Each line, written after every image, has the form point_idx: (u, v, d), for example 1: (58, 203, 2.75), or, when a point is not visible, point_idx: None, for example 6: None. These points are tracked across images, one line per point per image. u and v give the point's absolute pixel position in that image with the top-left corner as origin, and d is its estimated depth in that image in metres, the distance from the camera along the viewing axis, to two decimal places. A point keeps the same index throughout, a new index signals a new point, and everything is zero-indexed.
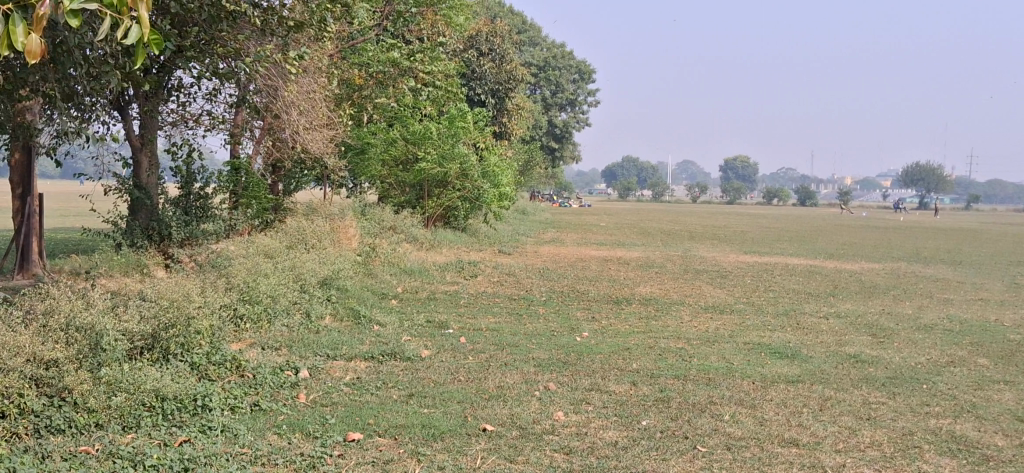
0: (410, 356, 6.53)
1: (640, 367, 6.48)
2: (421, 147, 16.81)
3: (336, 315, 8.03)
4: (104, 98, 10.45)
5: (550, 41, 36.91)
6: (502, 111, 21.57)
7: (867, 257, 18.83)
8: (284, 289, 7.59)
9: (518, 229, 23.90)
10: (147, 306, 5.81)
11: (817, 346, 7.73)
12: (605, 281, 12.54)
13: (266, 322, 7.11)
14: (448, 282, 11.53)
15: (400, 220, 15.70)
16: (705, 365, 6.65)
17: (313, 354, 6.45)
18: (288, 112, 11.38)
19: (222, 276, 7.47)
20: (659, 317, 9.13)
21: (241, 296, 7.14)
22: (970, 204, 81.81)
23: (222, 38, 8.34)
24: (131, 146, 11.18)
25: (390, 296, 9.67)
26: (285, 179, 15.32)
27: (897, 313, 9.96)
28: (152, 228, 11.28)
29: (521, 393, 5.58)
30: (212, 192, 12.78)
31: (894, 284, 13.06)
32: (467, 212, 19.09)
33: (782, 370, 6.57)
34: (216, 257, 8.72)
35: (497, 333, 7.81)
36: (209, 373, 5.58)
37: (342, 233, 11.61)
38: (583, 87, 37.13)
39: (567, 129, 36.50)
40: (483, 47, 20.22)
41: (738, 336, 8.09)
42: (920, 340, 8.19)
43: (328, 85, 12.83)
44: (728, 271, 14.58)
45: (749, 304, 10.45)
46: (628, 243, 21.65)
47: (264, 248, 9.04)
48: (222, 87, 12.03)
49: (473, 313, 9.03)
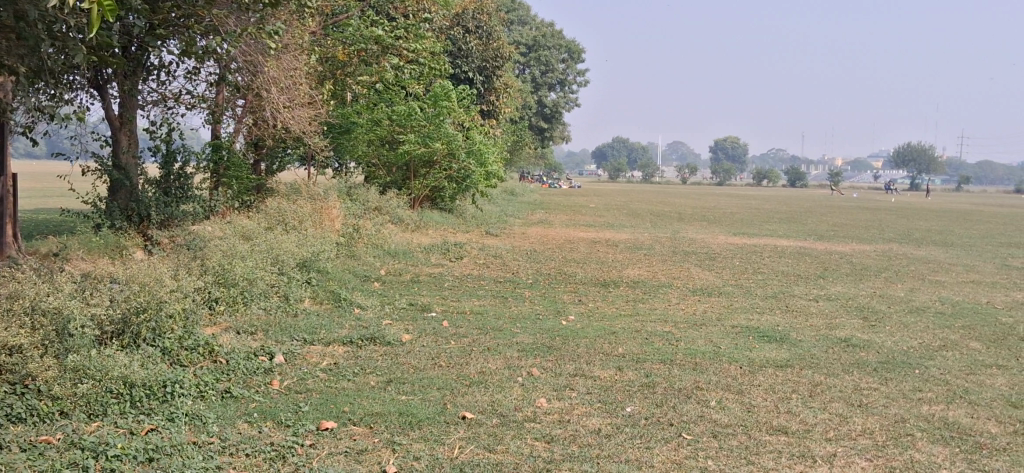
0: (390, 341, 6.37)
1: (625, 352, 6.32)
2: (407, 126, 16.59)
3: (315, 298, 7.86)
4: (81, 74, 10.17)
5: (539, 20, 36.61)
6: (489, 90, 21.34)
7: (857, 239, 18.73)
8: (262, 272, 7.41)
9: (506, 210, 23.73)
10: (117, 290, 5.57)
11: (806, 329, 7.59)
12: (592, 263, 12.39)
13: (242, 306, 6.93)
14: (433, 264, 11.35)
15: (385, 201, 15.51)
16: (692, 349, 6.50)
17: (289, 339, 6.27)
18: (269, 90, 11.15)
19: (198, 259, 7.27)
20: (646, 300, 8.98)
21: (216, 279, 6.95)
22: (960, 185, 81.89)
23: (195, 11, 8.09)
24: (109, 125, 10.91)
25: (372, 279, 9.49)
26: (268, 159, 15.09)
27: (888, 295, 9.84)
28: (131, 209, 11.02)
29: (503, 379, 5.42)
30: (193, 173, 12.54)
31: (885, 266, 12.94)
32: (454, 193, 18.91)
33: (771, 355, 6.43)
34: (192, 239, 8.51)
35: (480, 316, 7.65)
36: (181, 359, 5.36)
37: (325, 214, 11.41)
38: (572, 67, 36.84)
39: (557, 109, 36.25)
40: (470, 25, 19.95)
41: (726, 319, 7.95)
42: (911, 323, 8.07)
43: (310, 62, 12.60)
44: (718, 253, 14.45)
45: (739, 286, 10.31)
46: (617, 224, 21.50)
47: (243, 229, 8.85)
48: (203, 65, 11.78)
49: (457, 296, 8.87)
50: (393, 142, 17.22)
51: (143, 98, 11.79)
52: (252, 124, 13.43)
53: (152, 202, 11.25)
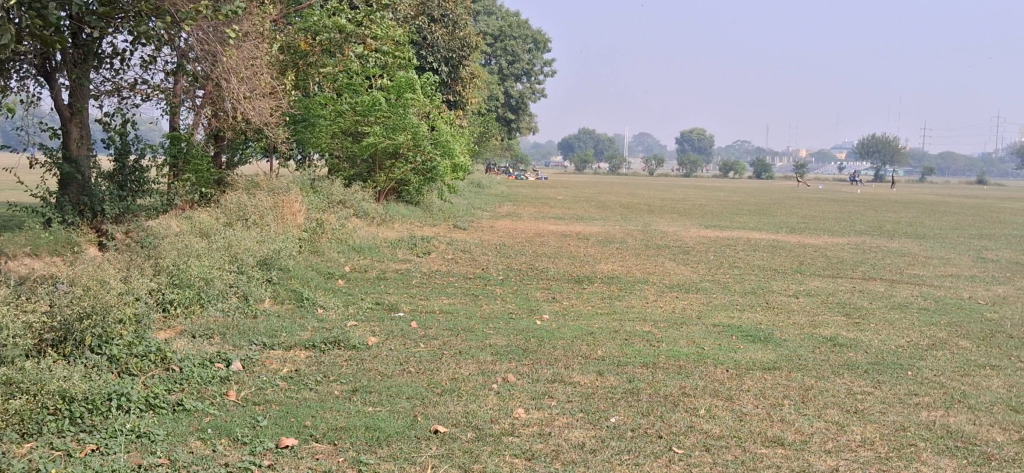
0: (355, 345, 5.99)
1: (605, 354, 5.99)
2: (372, 117, 16.17)
3: (276, 299, 7.47)
4: (27, 61, 9.65)
5: (505, 9, 36.21)
6: (455, 80, 20.94)
7: (830, 231, 18.56)
8: (219, 272, 7.00)
9: (473, 202, 23.39)
10: (59, 293, 5.12)
11: (789, 328, 7.30)
12: (564, 258, 12.05)
13: (198, 308, 6.53)
14: (400, 260, 10.96)
15: (350, 194, 15.09)
16: (674, 350, 6.19)
17: (248, 343, 5.87)
18: (228, 79, 10.69)
19: (149, 258, 6.84)
20: (622, 298, 8.65)
21: (170, 279, 6.52)
22: (923, 176, 82.62)
23: None
24: (60, 116, 10.39)
25: (337, 276, 9.09)
26: (229, 151, 14.61)
27: (869, 291, 9.59)
28: (84, 204, 10.52)
29: (476, 387, 5.05)
30: (149, 165, 12.04)
31: (860, 259, 12.75)
32: (420, 186, 18.51)
33: (757, 356, 6.13)
34: (147, 236, 8.07)
35: (450, 316, 7.28)
36: (130, 366, 4.93)
37: (287, 208, 10.96)
38: (538, 57, 36.53)
39: (523, 99, 35.90)
40: (436, 14, 19.48)
41: (705, 317, 7.66)
42: (896, 320, 7.83)
43: (270, 51, 12.15)
44: (690, 246, 14.20)
45: (715, 281, 10.04)
46: (587, 217, 21.20)
47: (199, 225, 8.42)
48: (159, 53, 11.30)
49: (425, 294, 8.50)
50: (358, 134, 16.79)
51: (96, 87, 11.29)
52: (213, 115, 12.95)
53: (105, 196, 10.75)
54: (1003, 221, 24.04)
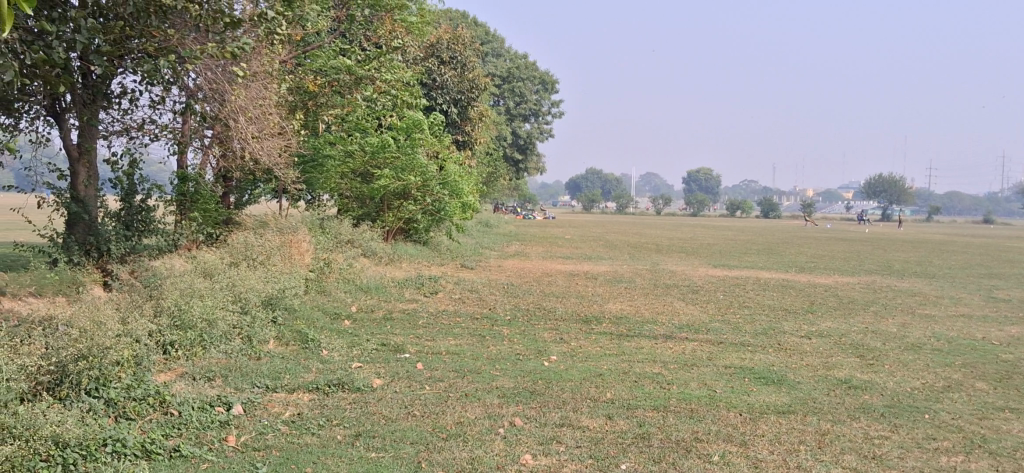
0: (359, 387, 5.87)
1: (614, 397, 5.87)
2: (380, 157, 16.17)
3: (281, 340, 7.38)
4: (35, 102, 9.65)
5: (514, 50, 36.40)
6: (464, 120, 20.97)
7: (839, 270, 18.41)
8: (223, 312, 6.91)
9: (480, 242, 23.32)
10: (57, 335, 5.04)
11: (802, 370, 7.16)
12: (572, 298, 11.93)
13: (200, 350, 6.44)
14: (407, 300, 10.86)
15: (358, 234, 15.04)
16: (686, 393, 6.06)
17: (251, 386, 5.77)
18: (237, 119, 10.66)
19: (152, 299, 6.75)
20: (631, 338, 8.51)
21: (172, 321, 6.44)
22: (931, 214, 82.41)
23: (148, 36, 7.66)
24: (68, 156, 10.34)
25: (343, 316, 8.99)
26: (237, 192, 14.59)
27: (882, 331, 9.44)
28: (90, 243, 10.46)
29: (482, 431, 4.93)
30: (155, 205, 12.00)
31: (871, 299, 12.60)
32: (428, 226, 18.44)
33: (769, 399, 6.00)
34: (150, 276, 8.00)
35: (457, 357, 7.17)
36: (128, 410, 4.83)
37: (294, 247, 10.90)
38: (546, 98, 36.64)
39: (531, 140, 35.93)
40: (444, 55, 19.57)
41: (716, 359, 7.51)
42: (911, 361, 7.68)
43: (279, 91, 12.15)
44: (700, 286, 14.07)
45: (725, 322, 9.90)
46: (595, 256, 21.10)
47: (204, 266, 8.34)
48: (168, 93, 11.30)
49: (432, 334, 8.38)
50: (367, 174, 16.77)
51: (104, 127, 11.28)
52: (221, 156, 12.92)
53: (112, 236, 10.67)
54: (1013, 260, 23.84)
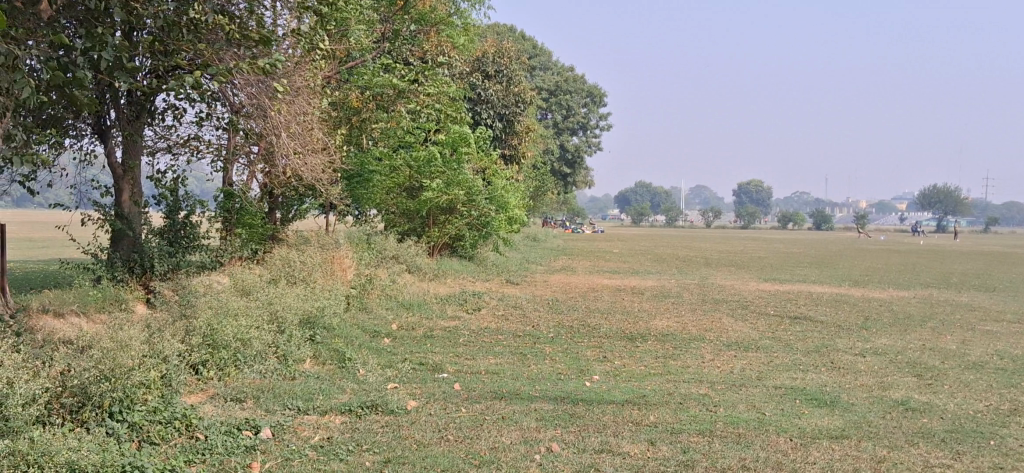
0: (393, 409, 5.68)
1: (657, 420, 5.62)
2: (424, 172, 16.06)
3: (318, 359, 7.23)
4: (79, 120, 9.66)
5: (561, 64, 36.22)
6: (510, 135, 20.81)
7: (895, 284, 17.88)
8: (258, 331, 6.79)
9: (527, 257, 23.10)
10: (81, 357, 4.95)
11: (858, 391, 6.83)
12: (618, 314, 11.65)
13: (233, 370, 6.32)
14: (448, 317, 10.68)
15: (402, 249, 14.92)
16: (733, 416, 5.78)
17: (281, 408, 5.62)
18: (278, 135, 10.59)
19: (186, 318, 6.65)
20: (678, 357, 8.23)
21: (204, 340, 6.33)
22: (989, 226, 80.50)
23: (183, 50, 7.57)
24: (113, 172, 10.33)
25: (383, 334, 8.84)
26: (282, 208, 14.56)
27: (940, 349, 9.04)
28: (133, 260, 10.42)
29: (517, 458, 4.72)
30: (200, 221, 11.95)
31: (929, 315, 12.15)
32: (474, 241, 18.28)
33: (821, 422, 5.71)
34: (187, 293, 7.91)
35: (497, 378, 6.96)
36: (151, 435, 4.71)
37: (336, 264, 10.78)
38: (594, 111, 36.35)
39: (578, 153, 35.64)
40: (490, 69, 19.48)
41: (766, 379, 7.20)
42: (973, 382, 7.31)
43: (322, 107, 12.07)
44: (750, 301, 13.69)
45: (776, 339, 9.56)
46: (643, 271, 20.76)
47: (243, 283, 8.24)
48: (211, 109, 11.28)
49: (472, 353, 8.18)
50: (412, 189, 16.68)
51: (149, 143, 11.27)
52: (266, 172, 12.89)
53: (155, 252, 10.62)
54: None
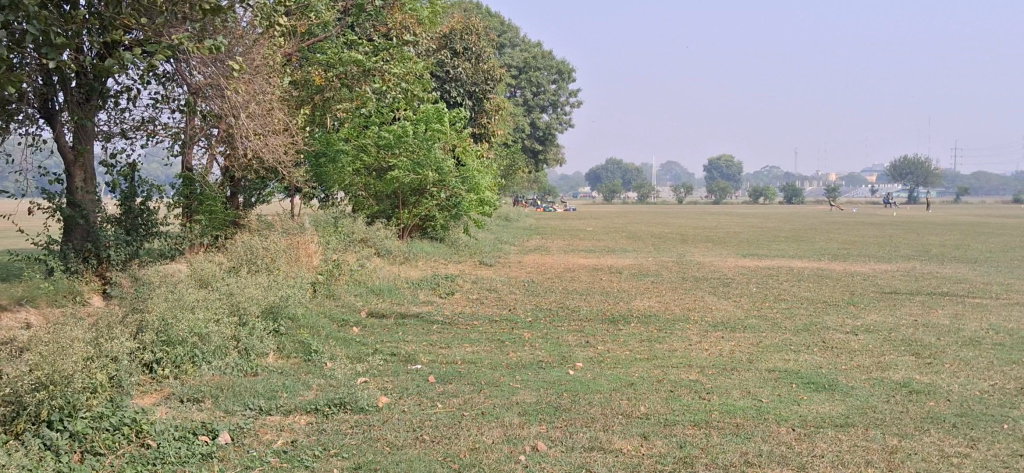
0: (363, 407, 5.25)
1: (648, 411, 5.23)
2: (393, 152, 15.56)
3: (281, 352, 6.77)
4: (24, 102, 9.06)
5: (529, 41, 35.66)
6: (480, 113, 20.33)
7: (875, 257, 17.64)
8: (217, 325, 6.30)
9: (500, 237, 22.67)
10: (16, 360, 4.44)
11: (855, 372, 6.48)
12: (597, 295, 11.25)
13: (190, 367, 5.84)
14: (421, 302, 10.23)
15: (372, 232, 14.45)
16: (728, 404, 5.40)
17: (242, 408, 5.16)
18: (236, 116, 10.05)
19: (138, 312, 6.15)
20: (663, 340, 7.85)
21: (158, 336, 5.84)
22: (958, 196, 81.04)
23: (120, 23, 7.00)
24: (63, 158, 9.74)
25: (351, 323, 8.39)
26: (244, 193, 14.01)
27: (933, 325, 8.73)
28: (88, 250, 9.84)
29: (500, 460, 4.30)
30: (157, 207, 11.38)
31: (915, 288, 11.88)
32: (445, 222, 17.82)
33: (823, 409, 5.35)
34: (140, 285, 7.40)
35: (475, 368, 6.54)
36: (96, 444, 4.22)
37: (302, 249, 10.30)
38: (564, 88, 35.88)
39: (549, 131, 35.18)
40: (457, 46, 18.95)
41: (758, 362, 6.84)
42: (972, 359, 6.99)
43: (282, 86, 11.53)
44: (731, 278, 13.35)
45: (763, 318, 9.20)
46: (619, 249, 20.39)
47: (201, 273, 7.75)
48: (165, 90, 10.71)
49: (447, 341, 7.75)
50: (381, 170, 16.19)
51: (102, 127, 10.70)
52: (226, 155, 12.36)
53: (111, 241, 10.05)
54: None
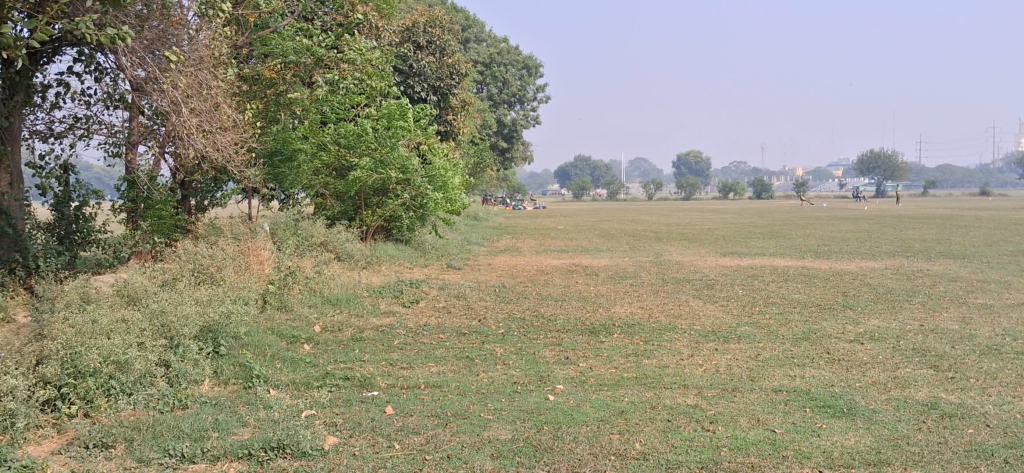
0: (306, 450, 4.40)
1: (643, 450, 4.40)
2: (353, 149, 14.65)
3: (217, 379, 5.89)
4: None
5: (495, 36, 34.84)
6: (445, 109, 19.42)
7: (859, 253, 16.95)
8: (139, 350, 5.40)
9: (470, 238, 21.76)
10: None
11: (873, 391, 5.71)
12: (573, 301, 10.42)
13: (105, 403, 4.97)
14: (382, 313, 9.34)
15: (332, 234, 13.55)
16: (740, 439, 4.59)
17: (158, 456, 4.30)
18: (179, 112, 9.07)
19: (44, 340, 5.26)
20: (651, 354, 7.03)
21: (62, 367, 4.95)
22: (926, 189, 81.18)
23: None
24: None
25: (303, 340, 7.50)
26: (193, 195, 13.03)
27: (941, 330, 7.97)
28: (14, 261, 8.72)
29: None
30: (94, 212, 10.32)
31: (911, 288, 11.14)
32: (411, 223, 16.90)
33: (849, 441, 4.57)
34: (57, 303, 6.46)
35: (440, 394, 5.69)
36: None
37: (252, 256, 9.37)
38: (531, 83, 35.07)
39: (516, 128, 34.35)
40: (421, 39, 18.08)
41: (760, 380, 6.06)
42: (999, 372, 6.24)
43: (230, 79, 10.59)
44: (714, 279, 12.57)
45: (755, 326, 8.41)
46: (593, 248, 19.57)
47: (130, 288, 6.84)
48: (101, 85, 9.67)
49: (409, 360, 6.88)
50: (342, 168, 15.28)
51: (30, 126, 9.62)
52: (173, 155, 11.37)
53: (40, 250, 8.95)
54: None
